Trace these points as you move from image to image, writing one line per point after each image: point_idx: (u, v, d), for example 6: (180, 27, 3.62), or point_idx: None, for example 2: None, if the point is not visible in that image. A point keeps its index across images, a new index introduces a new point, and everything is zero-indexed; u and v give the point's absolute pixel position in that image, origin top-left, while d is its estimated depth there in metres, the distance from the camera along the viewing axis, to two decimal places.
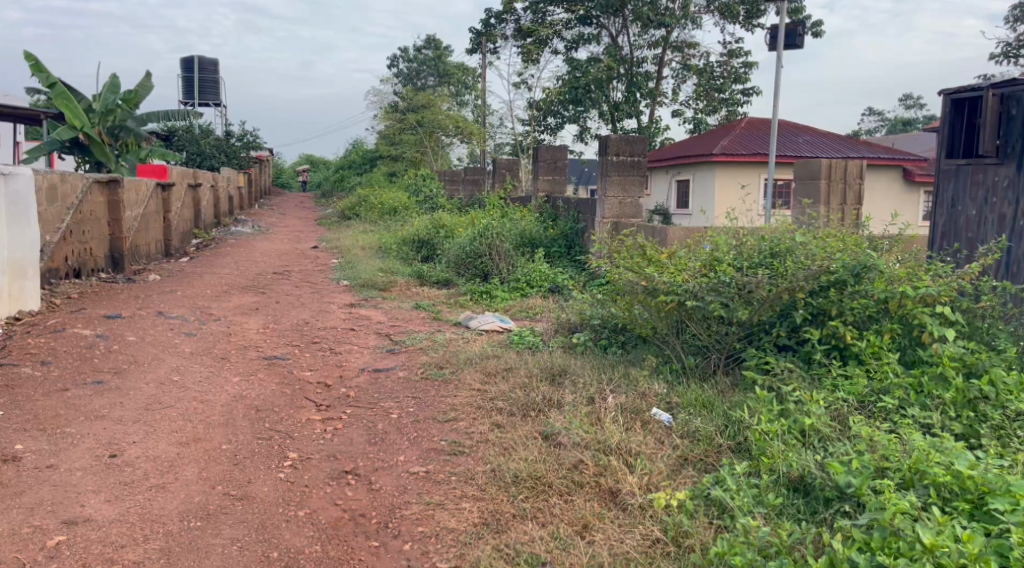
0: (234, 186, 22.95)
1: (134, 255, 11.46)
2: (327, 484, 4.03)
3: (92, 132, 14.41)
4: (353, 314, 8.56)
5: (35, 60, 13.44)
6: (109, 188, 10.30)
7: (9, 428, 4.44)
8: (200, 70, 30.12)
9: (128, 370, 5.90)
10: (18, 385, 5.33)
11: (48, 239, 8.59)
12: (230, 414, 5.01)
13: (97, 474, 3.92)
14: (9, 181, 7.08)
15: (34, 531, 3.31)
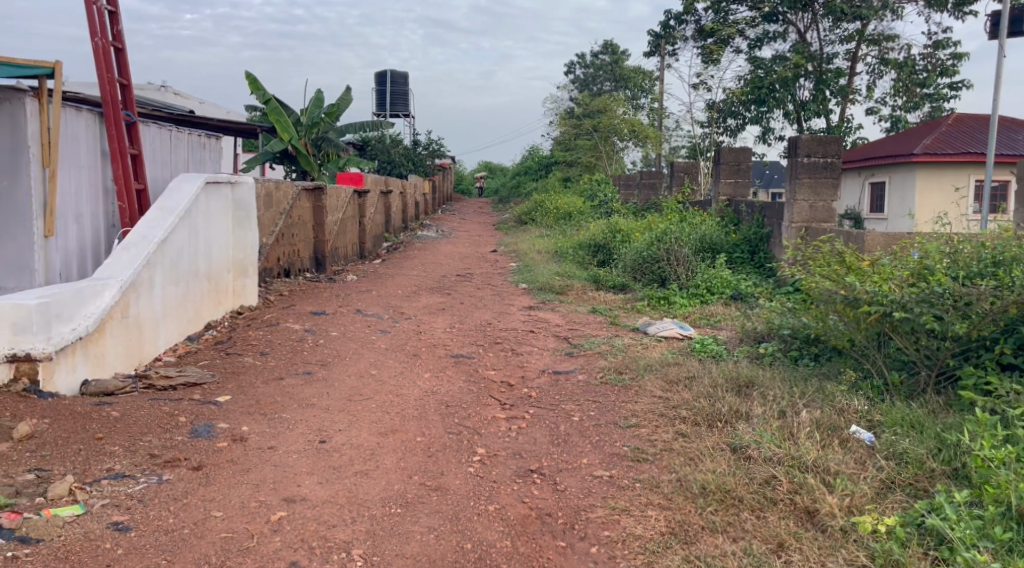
0: (419, 193, 24.08)
1: (334, 257, 12.33)
2: (514, 481, 4.14)
3: (299, 143, 15.66)
4: (532, 316, 8.74)
5: (253, 79, 14.82)
6: (314, 194, 11.17)
7: (236, 411, 4.94)
8: (392, 83, 31.89)
9: (333, 363, 6.36)
10: (241, 372, 5.90)
11: (264, 241, 9.43)
12: (422, 408, 5.27)
13: (310, 457, 4.27)
14: (236, 189, 7.84)
15: (260, 505, 3.65)
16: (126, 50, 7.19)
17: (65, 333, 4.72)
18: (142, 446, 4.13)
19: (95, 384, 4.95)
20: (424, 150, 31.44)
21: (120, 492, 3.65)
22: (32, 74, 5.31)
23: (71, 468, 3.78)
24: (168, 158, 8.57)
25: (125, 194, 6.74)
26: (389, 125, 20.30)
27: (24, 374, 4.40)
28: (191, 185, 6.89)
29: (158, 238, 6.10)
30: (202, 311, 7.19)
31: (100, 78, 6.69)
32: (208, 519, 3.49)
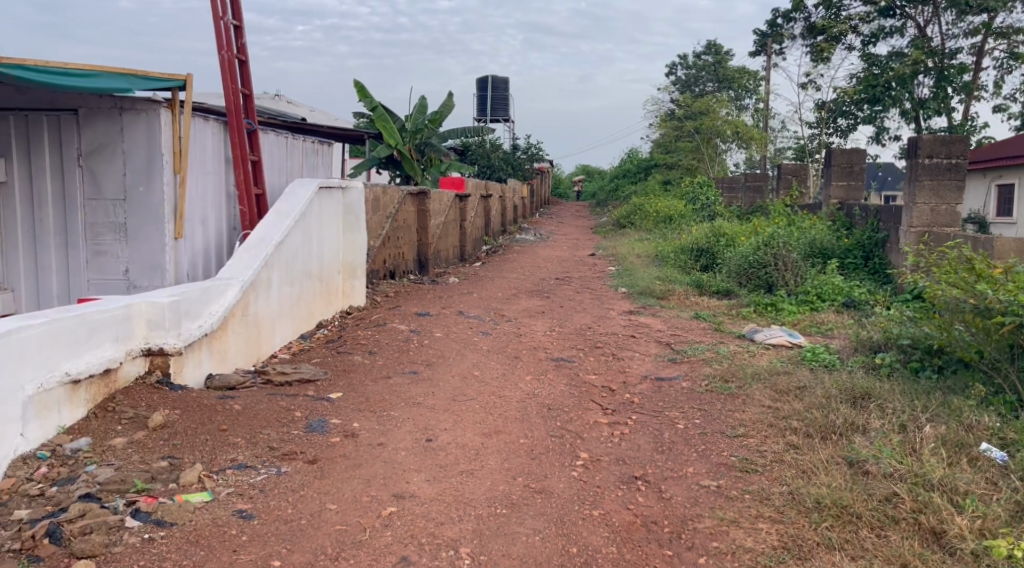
0: (518, 196, 24.23)
1: (436, 259, 12.56)
2: (618, 487, 4.11)
3: (404, 149, 16.04)
4: (633, 321, 8.65)
5: (361, 86, 15.28)
6: (419, 198, 11.42)
7: (347, 407, 5.10)
8: (493, 89, 32.23)
9: (437, 363, 6.49)
10: (351, 370, 6.10)
11: (371, 243, 9.71)
12: (524, 410, 5.30)
13: (417, 455, 4.36)
14: (347, 194, 8.09)
15: (371, 500, 3.76)
16: (248, 62, 7.55)
17: (193, 329, 4.97)
18: (262, 439, 4.32)
19: (219, 379, 5.21)
20: (524, 154, 31.60)
21: (244, 481, 3.83)
22: (165, 86, 5.65)
23: (199, 457, 4.00)
24: (284, 164, 8.94)
25: (244, 198, 7.07)
26: (490, 129, 20.54)
27: (158, 366, 4.67)
28: (306, 190, 7.16)
29: (276, 241, 6.36)
30: (314, 311, 7.47)
31: (225, 88, 7.04)
32: (323, 511, 3.61)
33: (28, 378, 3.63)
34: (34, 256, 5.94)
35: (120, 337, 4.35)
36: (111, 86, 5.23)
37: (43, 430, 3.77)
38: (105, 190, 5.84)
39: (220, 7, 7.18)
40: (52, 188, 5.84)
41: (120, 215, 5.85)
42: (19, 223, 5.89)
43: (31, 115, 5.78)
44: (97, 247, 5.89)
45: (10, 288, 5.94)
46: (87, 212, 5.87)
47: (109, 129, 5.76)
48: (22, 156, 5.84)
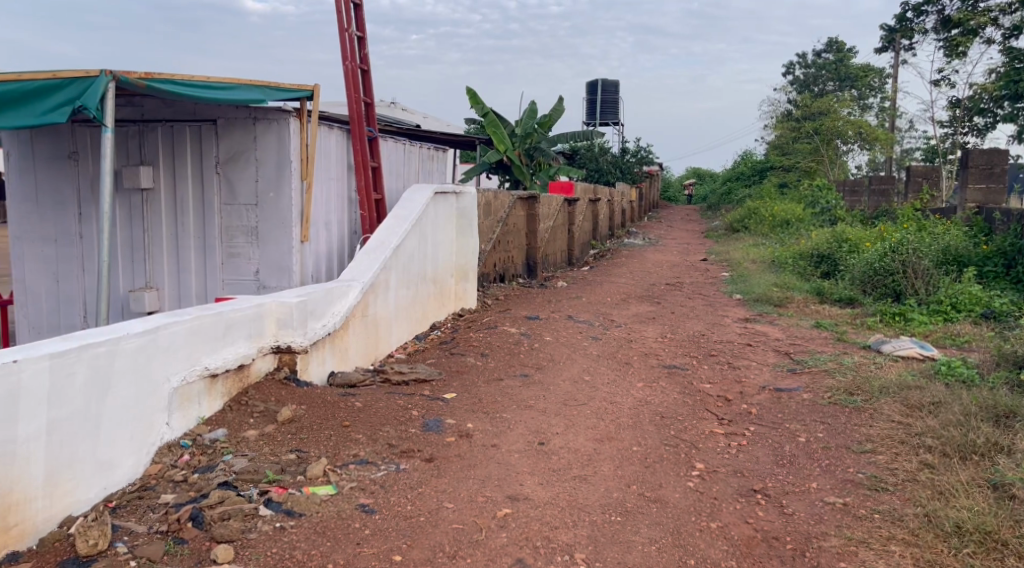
0: (627, 200, 24.00)
1: (545, 263, 12.59)
2: (736, 500, 3.99)
3: (514, 154, 16.19)
4: (748, 329, 8.39)
5: (473, 93, 15.53)
6: (530, 202, 11.48)
7: (461, 408, 5.19)
8: (603, 92, 32.10)
9: (549, 367, 6.49)
10: (465, 371, 6.19)
11: (483, 247, 9.84)
12: (637, 417, 5.23)
13: (531, 458, 4.38)
14: (461, 199, 8.23)
15: (486, 500, 3.80)
16: (371, 71, 7.80)
17: (318, 328, 5.18)
18: (382, 436, 4.45)
19: (340, 376, 5.40)
20: (634, 158, 31.28)
21: (365, 476, 3.95)
22: (295, 96, 5.92)
23: (324, 452, 4.15)
24: (402, 169, 9.18)
25: (365, 203, 7.32)
26: (600, 134, 20.46)
27: (286, 362, 4.90)
28: (422, 195, 7.33)
29: (394, 244, 6.54)
30: (428, 312, 7.63)
31: (349, 97, 7.29)
32: (440, 509, 3.68)
33: (173, 371, 3.87)
34: (175, 258, 6.32)
35: (252, 334, 4.57)
36: (250, 97, 5.55)
37: (185, 420, 4.01)
38: (239, 196, 6.17)
39: (345, 19, 7.45)
40: (192, 194, 6.21)
41: (252, 219, 6.17)
42: (163, 227, 6.28)
43: (175, 125, 6.16)
44: (231, 249, 6.22)
45: (155, 287, 6.35)
46: (223, 217, 6.20)
47: (244, 137, 6.08)
48: (167, 164, 6.23)
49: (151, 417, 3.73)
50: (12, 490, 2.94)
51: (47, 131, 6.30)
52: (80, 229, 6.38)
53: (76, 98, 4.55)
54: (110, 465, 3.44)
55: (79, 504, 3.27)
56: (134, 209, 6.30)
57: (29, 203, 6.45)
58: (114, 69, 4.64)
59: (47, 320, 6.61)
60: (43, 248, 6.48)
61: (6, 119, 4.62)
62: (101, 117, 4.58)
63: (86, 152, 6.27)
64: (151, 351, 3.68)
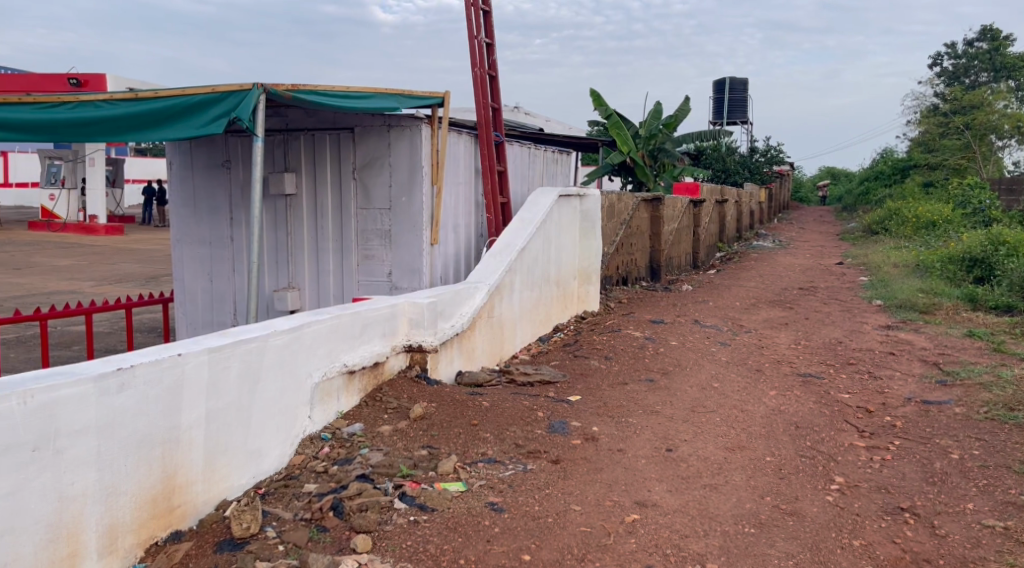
0: (755, 201, 23.25)
1: (669, 266, 12.39)
2: (881, 518, 3.80)
3: (637, 155, 16.04)
4: (891, 337, 7.95)
5: (596, 95, 15.51)
6: (654, 205, 11.35)
7: (587, 411, 5.19)
8: (731, 90, 31.21)
9: (675, 372, 6.39)
10: (590, 374, 6.19)
11: (606, 250, 9.81)
12: (770, 427, 5.06)
13: (658, 464, 4.33)
14: (585, 201, 8.23)
15: (614, 505, 3.79)
16: (498, 77, 7.93)
17: (448, 328, 5.32)
18: (509, 436, 4.52)
19: (468, 376, 5.52)
20: (763, 158, 30.29)
21: (494, 475, 4.02)
22: (427, 104, 6.11)
23: (453, 449, 4.26)
24: (527, 173, 9.29)
25: (491, 207, 7.46)
26: (729, 133, 19.91)
27: (417, 361, 5.06)
28: (547, 199, 7.38)
29: (519, 246, 6.63)
30: (551, 314, 7.69)
31: (477, 103, 7.44)
32: (568, 511, 3.70)
33: (315, 367, 4.09)
34: (315, 260, 6.64)
35: (386, 333, 4.75)
36: (383, 106, 5.76)
37: (325, 414, 4.23)
38: (374, 200, 6.42)
39: (474, 27, 7.62)
40: (331, 199, 6.52)
41: (386, 223, 6.40)
42: (304, 231, 6.62)
43: (316, 134, 6.47)
44: (366, 252, 6.49)
45: (296, 287, 6.70)
46: (359, 221, 6.47)
47: (379, 144, 6.33)
48: (308, 171, 6.55)
49: (296, 409, 3.95)
50: (177, 473, 3.16)
51: (203, 142, 6.77)
52: (231, 232, 6.82)
53: (231, 110, 4.88)
54: (258, 455, 3.66)
55: (232, 489, 3.49)
56: (278, 214, 6.67)
57: (188, 208, 6.95)
58: (264, 83, 4.94)
59: (201, 317, 7.12)
60: (199, 250, 6.97)
61: (163, 134, 5.04)
62: (253, 127, 4.86)
63: (238, 160, 6.69)
64: (296, 348, 3.90)
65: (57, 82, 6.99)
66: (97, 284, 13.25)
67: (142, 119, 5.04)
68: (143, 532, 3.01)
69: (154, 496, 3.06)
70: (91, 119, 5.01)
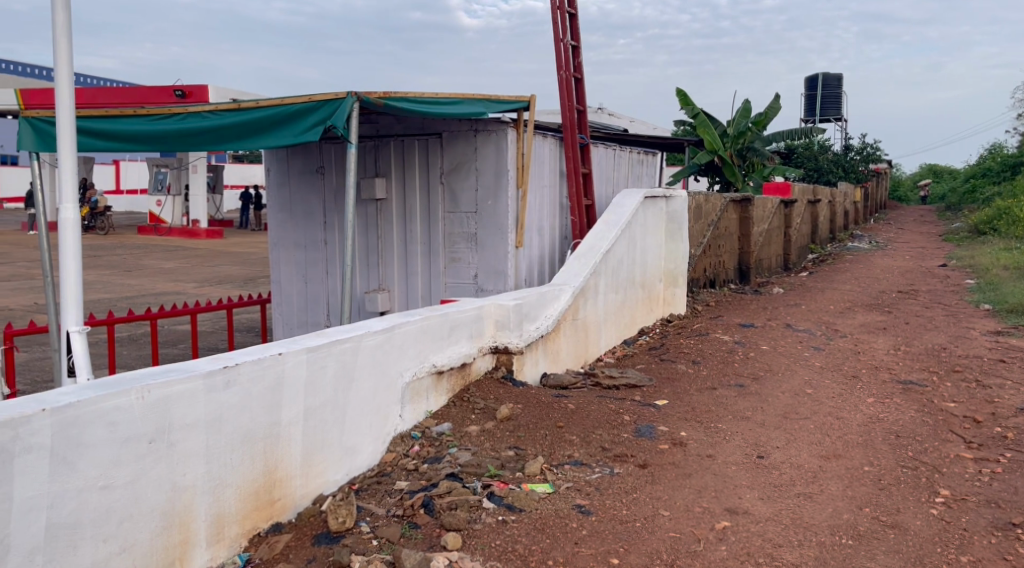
0: (850, 201, 22.47)
1: (758, 268, 12.12)
2: (991, 533, 3.63)
3: (725, 155, 15.74)
4: (1001, 344, 7.56)
5: (683, 94, 15.31)
6: (743, 206, 11.13)
7: (674, 415, 5.15)
8: (824, 87, 30.26)
9: (766, 378, 6.25)
10: (677, 378, 6.12)
11: (693, 252, 9.69)
12: (868, 435, 4.90)
13: (749, 471, 4.25)
14: (671, 203, 8.14)
15: (704, 511, 3.74)
16: (584, 79, 7.93)
17: (533, 330, 5.36)
18: (596, 438, 4.52)
19: (553, 378, 5.56)
20: (858, 156, 29.24)
21: (581, 477, 4.04)
22: (513, 108, 6.18)
23: (540, 450, 4.30)
24: (612, 175, 9.26)
25: (576, 209, 7.46)
26: (822, 131, 19.32)
27: (503, 362, 5.13)
28: (632, 201, 7.34)
29: (604, 248, 6.61)
30: (637, 317, 7.64)
31: (563, 105, 7.47)
32: (656, 516, 3.68)
33: (406, 367, 4.19)
34: (403, 262, 6.79)
35: (473, 334, 4.83)
36: (471, 111, 5.86)
37: (415, 413, 4.33)
38: (461, 204, 6.52)
39: (560, 30, 7.65)
40: (420, 202, 6.65)
41: (472, 226, 6.50)
42: (394, 234, 6.78)
43: (405, 139, 6.62)
44: (453, 254, 6.59)
45: (386, 289, 6.87)
46: (447, 224, 6.59)
47: (465, 149, 6.43)
48: (398, 175, 6.71)
49: (388, 408, 4.07)
50: (278, 467, 3.30)
51: (299, 149, 7.02)
52: (325, 236, 7.05)
53: (327, 118, 5.01)
54: (352, 452, 3.79)
55: (329, 484, 3.62)
56: (369, 218, 6.85)
57: (285, 213, 7.22)
58: (358, 91, 5.05)
59: (296, 318, 7.37)
60: (294, 253, 7.23)
61: (263, 143, 5.24)
62: (347, 135, 4.97)
63: (332, 166, 6.90)
64: (389, 347, 4.01)
65: (165, 93, 7.38)
66: (199, 285, 13.90)
67: (244, 128, 5.28)
68: (247, 523, 3.16)
69: (257, 489, 3.20)
70: (197, 129, 5.36)
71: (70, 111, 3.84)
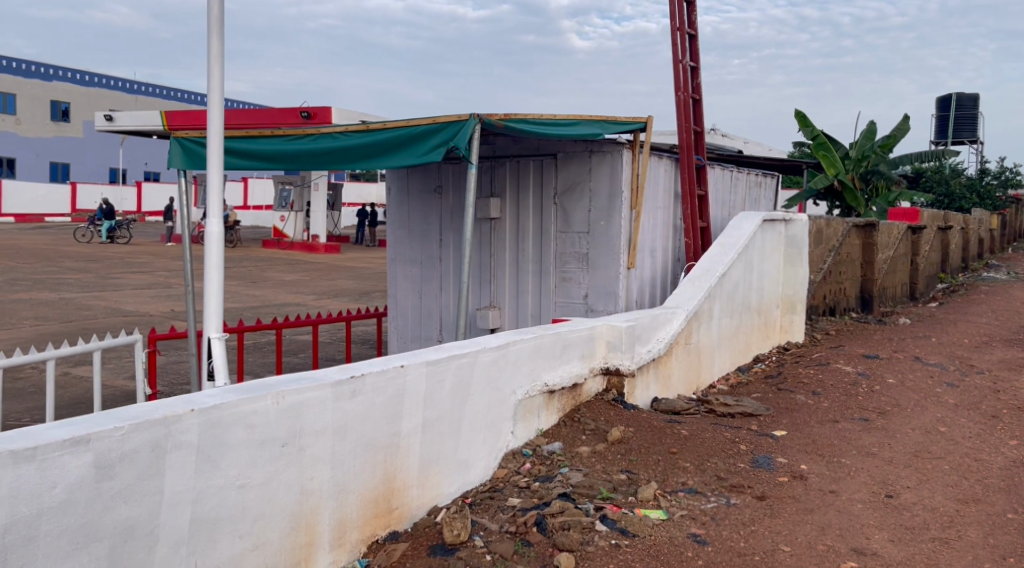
0: (985, 227, 21.08)
1: (883, 297, 11.56)
2: None
3: (847, 179, 15.14)
4: None
5: (802, 116, 14.86)
6: (866, 231, 10.68)
7: (793, 447, 4.96)
8: (958, 108, 28.70)
9: (893, 413, 5.93)
10: (795, 409, 5.90)
11: (812, 278, 9.35)
12: (1010, 480, 4.57)
13: (877, 510, 4.05)
14: (790, 226, 7.88)
15: (828, 549, 3.59)
16: (702, 100, 7.82)
17: (645, 353, 5.29)
18: (710, 467, 4.41)
19: (665, 403, 5.47)
20: (995, 180, 27.50)
21: (695, 506, 3.94)
22: (630, 128, 6.14)
23: (653, 475, 4.23)
24: (728, 198, 9.08)
25: (690, 232, 7.34)
26: (955, 154, 18.28)
27: (614, 385, 5.08)
28: (750, 224, 7.17)
29: (720, 271, 6.47)
30: (752, 344, 7.43)
31: (679, 127, 7.39)
32: (776, 550, 3.55)
33: (518, 385, 4.22)
34: (515, 280, 6.85)
35: (585, 355, 4.82)
36: (588, 133, 5.86)
37: (527, 431, 4.36)
38: (573, 224, 6.54)
39: (679, 51, 7.58)
40: (533, 222, 6.72)
41: (584, 246, 6.50)
42: (506, 253, 6.86)
43: (521, 160, 6.70)
44: (564, 274, 6.60)
45: (497, 306, 6.94)
46: (559, 244, 6.61)
47: (580, 170, 6.45)
48: (513, 196, 6.79)
49: (500, 424, 4.11)
50: (397, 476, 3.39)
51: (418, 169, 7.23)
52: (440, 253, 7.21)
53: (450, 140, 5.14)
54: (465, 466, 3.84)
55: (442, 496, 3.69)
56: (483, 236, 6.96)
57: (403, 231, 7.44)
58: (480, 113, 5.15)
59: (410, 332, 7.56)
60: (411, 269, 7.43)
61: (388, 162, 5.43)
62: (467, 156, 5.07)
63: (449, 186, 7.07)
64: (502, 364, 4.06)
65: (291, 114, 7.79)
66: (318, 297, 14.48)
67: (370, 148, 5.48)
68: (367, 530, 3.25)
69: (377, 496, 3.29)
70: (328, 149, 5.62)
71: (220, 131, 4.11)
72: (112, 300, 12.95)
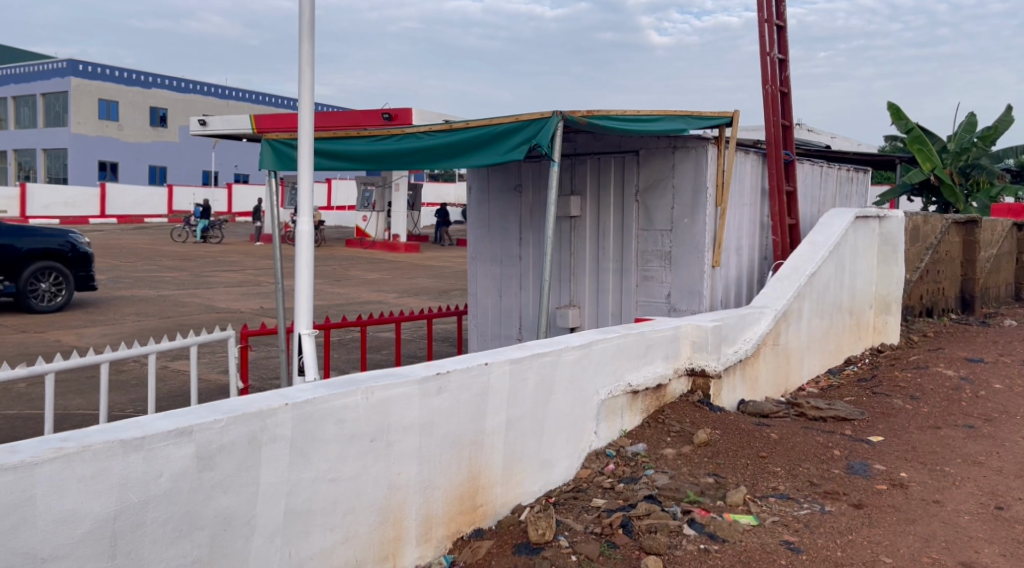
0: None
1: (986, 297, 10.96)
2: None
3: (945, 173, 14.42)
4: None
5: (895, 108, 14.25)
6: (966, 228, 10.15)
7: (892, 454, 4.74)
8: None
9: (1001, 420, 5.60)
10: (892, 414, 5.64)
11: (909, 277, 8.94)
12: None
13: (986, 522, 3.82)
14: (884, 224, 7.56)
15: (933, 562, 3.40)
16: (791, 93, 7.59)
17: (731, 354, 5.15)
18: (803, 473, 4.26)
19: (752, 406, 5.32)
20: None
21: (787, 512, 3.81)
22: (716, 123, 5.99)
23: (742, 480, 4.10)
24: (818, 194, 8.77)
25: (778, 228, 7.12)
26: None
27: (699, 386, 4.96)
28: (841, 221, 6.91)
29: (809, 271, 6.24)
30: (843, 346, 7.16)
31: (767, 121, 7.17)
32: (876, 561, 3.39)
33: (601, 384, 4.16)
34: (596, 278, 6.77)
35: (670, 355, 4.72)
36: (672, 128, 5.73)
37: (611, 431, 4.30)
38: (656, 221, 6.43)
39: (767, 43, 7.34)
40: (615, 220, 6.63)
41: (667, 244, 6.38)
42: (588, 251, 6.80)
43: (602, 157, 6.63)
44: (646, 272, 6.50)
45: (577, 305, 6.88)
46: (641, 242, 6.51)
47: (664, 166, 6.33)
48: (594, 193, 6.72)
49: (583, 424, 4.06)
50: (481, 474, 3.38)
51: (499, 167, 7.24)
52: (520, 251, 7.20)
53: (532, 137, 5.11)
54: (548, 465, 3.81)
55: (526, 495, 3.67)
56: (563, 234, 6.91)
57: (483, 229, 7.46)
58: (563, 110, 5.10)
59: (489, 330, 7.57)
60: (491, 267, 7.44)
61: (471, 161, 5.44)
62: (550, 153, 5.03)
63: (529, 184, 7.05)
64: (586, 363, 4.01)
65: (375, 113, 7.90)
66: (400, 295, 14.69)
67: (453, 147, 5.51)
68: (452, 526, 3.25)
69: (462, 493, 3.29)
70: (412, 148, 5.67)
71: (309, 132, 4.19)
72: (206, 297, 13.44)
